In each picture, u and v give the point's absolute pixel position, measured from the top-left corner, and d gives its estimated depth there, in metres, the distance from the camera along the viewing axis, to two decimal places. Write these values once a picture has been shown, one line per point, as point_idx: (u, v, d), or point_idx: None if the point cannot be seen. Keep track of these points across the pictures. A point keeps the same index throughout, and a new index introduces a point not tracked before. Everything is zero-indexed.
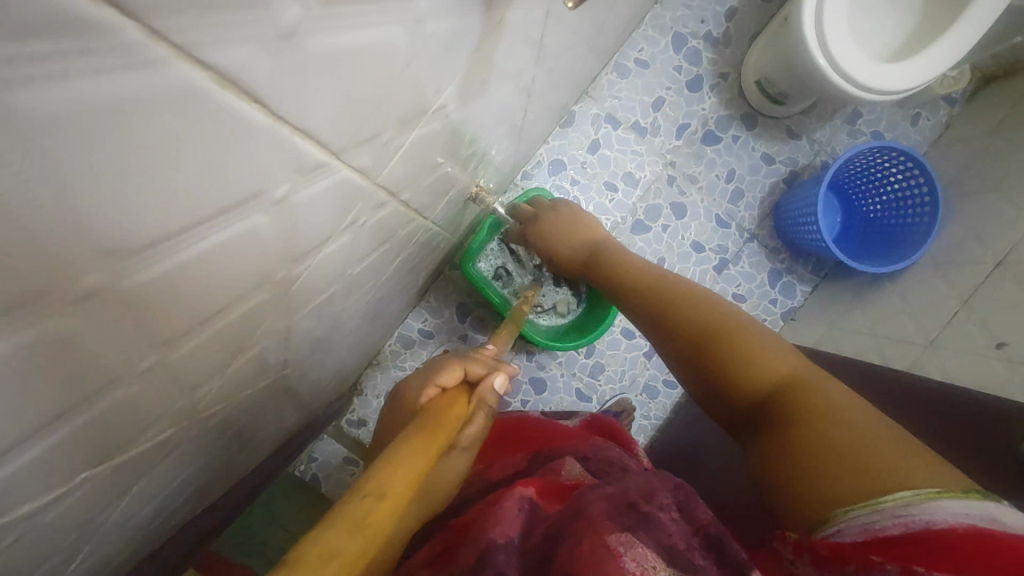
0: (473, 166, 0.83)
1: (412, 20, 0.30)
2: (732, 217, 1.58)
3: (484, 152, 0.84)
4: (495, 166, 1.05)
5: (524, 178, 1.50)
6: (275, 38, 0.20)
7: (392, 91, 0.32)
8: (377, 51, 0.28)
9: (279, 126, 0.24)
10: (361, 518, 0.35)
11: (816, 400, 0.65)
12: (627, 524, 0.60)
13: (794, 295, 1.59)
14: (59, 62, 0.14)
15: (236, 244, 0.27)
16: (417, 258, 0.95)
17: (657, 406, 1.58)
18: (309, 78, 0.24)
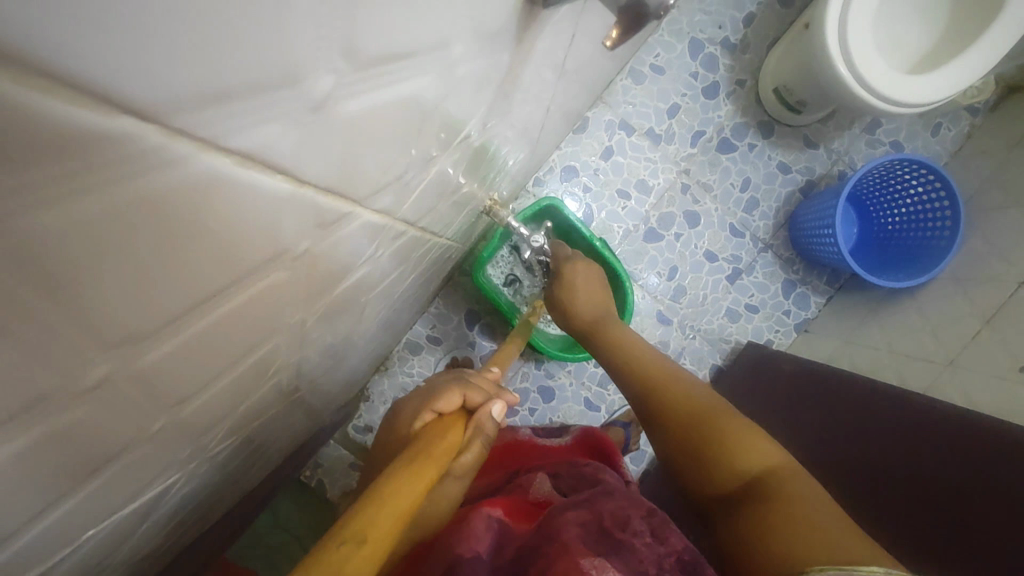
0: (489, 180, 0.82)
1: (444, 67, 0.28)
2: (746, 227, 1.56)
3: (499, 167, 0.82)
4: (510, 175, 1.04)
5: (536, 184, 1.49)
6: (304, 110, 0.19)
7: (419, 132, 0.31)
8: (407, 99, 0.27)
9: (302, 191, 0.22)
10: (337, 564, 0.34)
11: (798, 497, 0.61)
12: (601, 550, 0.60)
13: (808, 306, 1.57)
14: (72, 180, 0.13)
15: (252, 302, 0.26)
16: (429, 270, 0.93)
17: None
18: (336, 142, 0.22)
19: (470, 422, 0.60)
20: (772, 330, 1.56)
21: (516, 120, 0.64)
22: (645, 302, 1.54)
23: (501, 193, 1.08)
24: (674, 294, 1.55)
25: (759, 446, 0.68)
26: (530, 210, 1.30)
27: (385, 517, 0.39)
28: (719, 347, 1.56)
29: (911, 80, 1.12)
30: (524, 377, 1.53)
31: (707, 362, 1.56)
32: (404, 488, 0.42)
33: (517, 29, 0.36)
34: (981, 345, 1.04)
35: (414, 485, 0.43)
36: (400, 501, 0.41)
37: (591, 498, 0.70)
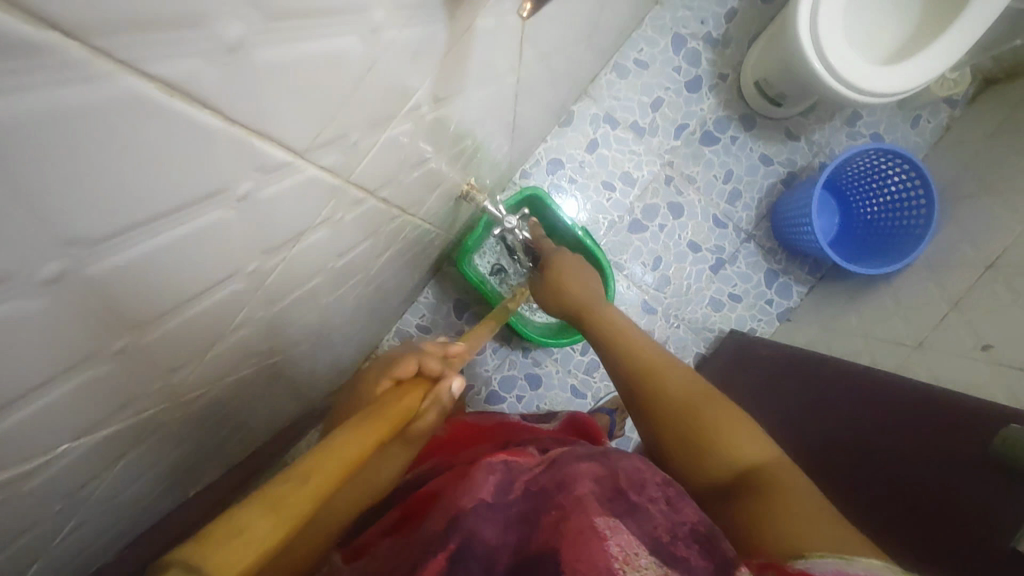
0: (464, 166, 0.85)
1: (370, 30, 0.32)
2: (729, 217, 1.59)
3: (474, 152, 0.86)
4: (491, 164, 1.07)
5: (523, 176, 1.53)
6: (221, 51, 0.23)
7: (352, 98, 0.35)
8: (335, 58, 0.31)
9: (229, 127, 0.27)
10: (280, 498, 0.36)
11: (787, 487, 0.65)
12: (617, 510, 0.61)
13: (791, 295, 1.60)
14: (20, 79, 0.16)
15: (197, 235, 0.30)
16: (409, 253, 0.97)
17: None
18: (259, 84, 0.26)
19: (427, 393, 0.63)
20: (755, 319, 1.59)
21: (483, 103, 0.67)
22: (630, 291, 1.58)
23: (482, 182, 1.11)
24: (659, 284, 1.58)
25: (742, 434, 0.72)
26: (513, 202, 1.34)
27: (332, 465, 0.41)
28: (702, 335, 1.59)
29: (878, 70, 1.15)
30: (511, 365, 1.57)
31: (691, 350, 1.59)
32: (349, 444, 0.44)
33: (455, 6, 0.39)
34: (949, 327, 1.07)
35: (359, 441, 0.45)
36: (347, 452, 0.43)
37: (607, 455, 0.71)
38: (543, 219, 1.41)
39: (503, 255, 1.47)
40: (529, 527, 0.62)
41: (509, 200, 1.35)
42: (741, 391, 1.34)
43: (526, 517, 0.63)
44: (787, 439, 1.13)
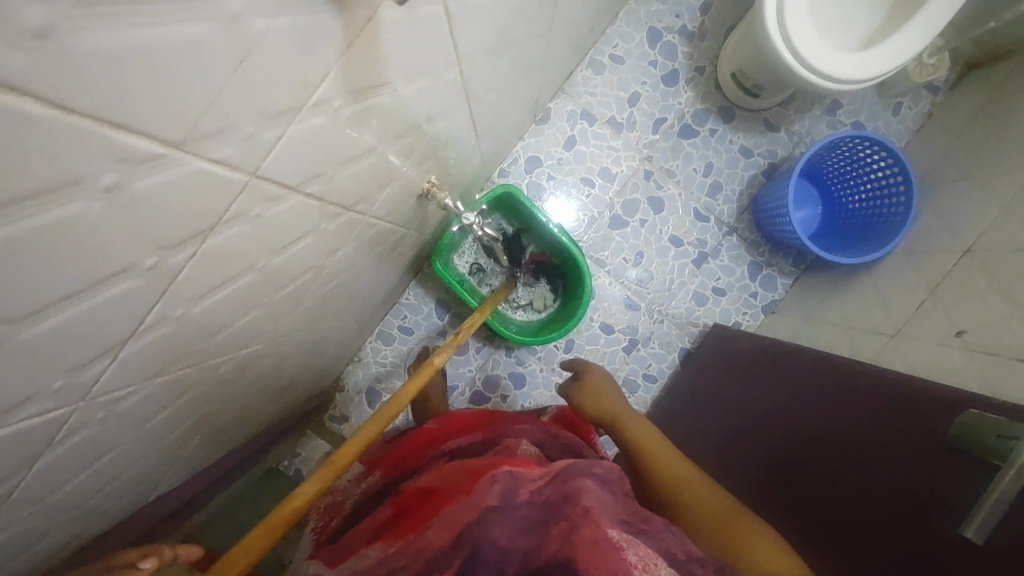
0: (421, 164, 0.86)
1: (210, 27, 0.38)
2: (711, 211, 1.58)
3: (430, 150, 0.86)
4: (457, 162, 1.07)
5: (501, 175, 1.54)
6: (25, 39, 0.27)
7: (204, 94, 0.41)
8: (170, 49, 0.36)
9: (64, 118, 0.33)
10: None
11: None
12: (630, 530, 0.74)
13: (775, 288, 1.58)
14: None
15: (64, 223, 0.37)
16: (373, 252, 0.97)
17: (637, 402, 1.58)
18: (81, 72, 0.32)
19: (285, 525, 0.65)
20: (739, 313, 1.58)
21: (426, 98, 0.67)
22: (612, 288, 1.57)
23: (450, 180, 1.11)
24: (641, 279, 1.57)
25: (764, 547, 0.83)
26: (486, 200, 1.33)
27: None
28: (687, 330, 1.58)
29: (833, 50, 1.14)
30: (495, 364, 1.57)
31: (675, 345, 1.58)
32: None
33: None
34: (925, 314, 1.05)
35: None
36: None
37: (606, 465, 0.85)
38: (519, 217, 1.41)
39: (482, 254, 1.47)
40: (544, 536, 0.71)
41: (483, 198, 1.33)
42: (725, 385, 1.34)
43: (538, 519, 0.73)
44: (764, 430, 1.12)
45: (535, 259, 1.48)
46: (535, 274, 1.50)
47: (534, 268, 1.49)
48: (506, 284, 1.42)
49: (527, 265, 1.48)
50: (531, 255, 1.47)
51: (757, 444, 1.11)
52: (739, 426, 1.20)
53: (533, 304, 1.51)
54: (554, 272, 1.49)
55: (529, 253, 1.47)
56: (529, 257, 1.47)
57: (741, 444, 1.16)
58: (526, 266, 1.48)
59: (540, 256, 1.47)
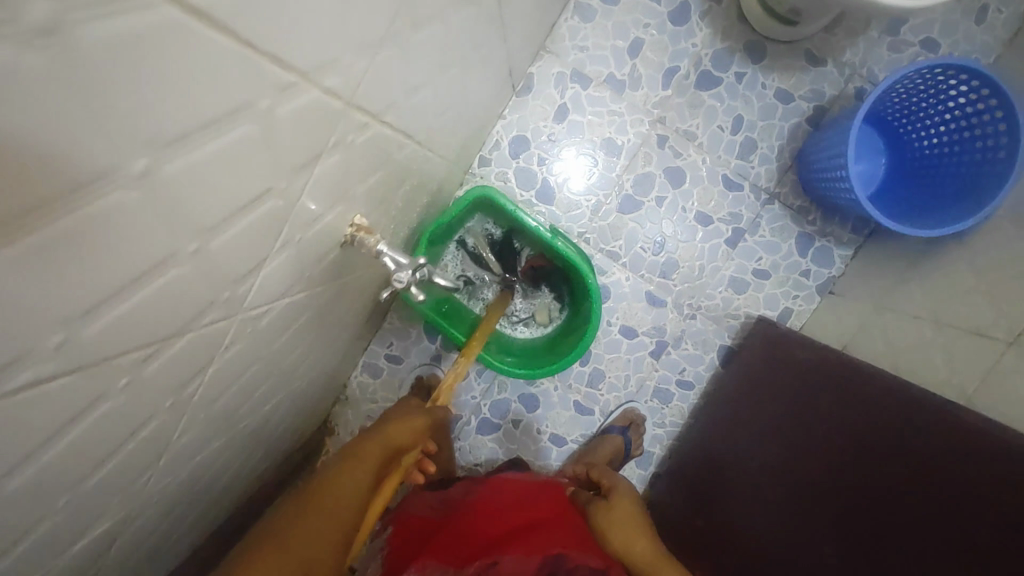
0: (336, 210, 0.61)
1: None
2: (744, 175, 1.28)
3: (349, 188, 0.61)
4: (408, 178, 0.82)
5: (482, 164, 1.29)
6: None
7: None
8: None
9: None
10: None
11: None
12: None
13: (832, 263, 1.29)
14: None
15: None
16: (306, 317, 0.75)
17: (673, 412, 1.35)
18: None
19: None
20: (789, 297, 1.31)
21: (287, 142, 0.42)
22: (631, 284, 1.32)
23: (403, 200, 0.87)
24: (664, 269, 1.31)
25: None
26: (460, 206, 1.07)
27: None
28: (726, 324, 1.32)
29: None
30: (502, 386, 1.36)
31: (713, 343, 1.32)
32: None
33: None
34: None
35: None
36: None
37: None
38: (507, 219, 1.14)
39: (469, 264, 1.22)
40: None
41: (455, 204, 1.08)
42: (770, 404, 1.08)
43: None
44: (827, 478, 0.87)
45: (533, 264, 1.22)
46: (535, 281, 1.25)
47: (532, 275, 1.24)
48: (499, 301, 1.18)
49: (525, 272, 1.23)
50: (528, 261, 1.22)
51: (819, 498, 0.87)
52: (788, 466, 0.96)
53: (537, 317, 1.26)
54: (557, 278, 1.23)
55: (525, 258, 1.21)
56: (526, 263, 1.22)
57: (796, 491, 0.92)
58: (522, 274, 1.23)
59: (539, 261, 1.21)
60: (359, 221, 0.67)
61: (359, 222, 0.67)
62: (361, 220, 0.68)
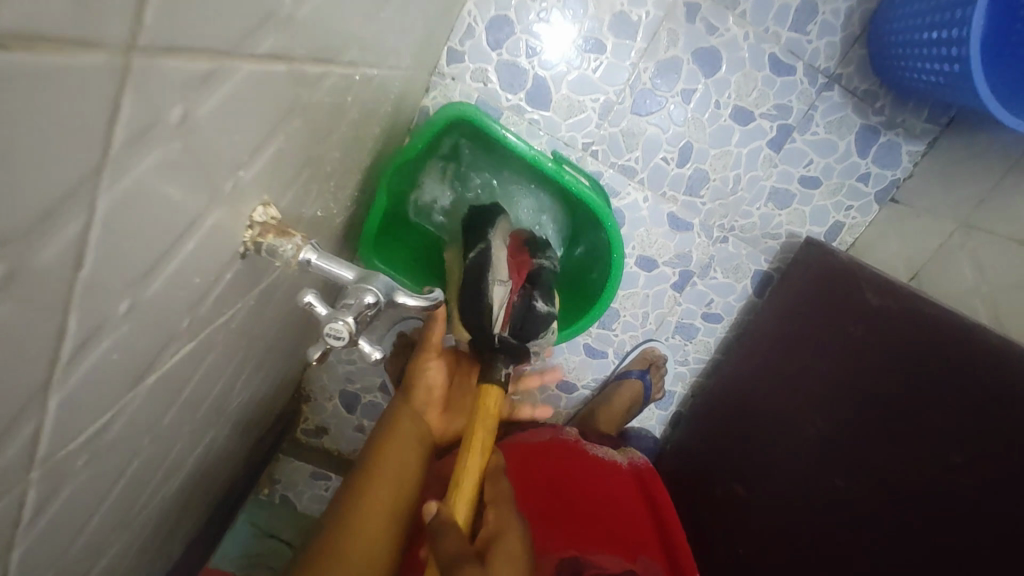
0: (218, 217, 0.35)
1: None
2: (798, 54, 0.97)
3: (235, 180, 0.35)
4: (344, 115, 0.54)
5: (452, 59, 0.99)
6: None
7: None
8: None
9: None
10: None
11: None
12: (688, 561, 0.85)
13: (897, 162, 1.04)
14: None
15: None
16: (228, 349, 0.51)
17: (698, 348, 1.18)
18: None
19: None
20: (841, 209, 1.07)
21: None
22: (649, 205, 1.06)
23: (344, 146, 0.59)
24: (690, 184, 1.05)
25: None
26: (429, 132, 0.79)
27: None
28: (762, 246, 1.09)
29: None
30: None
31: (747, 270, 1.11)
32: None
33: None
34: None
35: None
36: None
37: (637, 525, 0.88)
38: (491, 147, 0.86)
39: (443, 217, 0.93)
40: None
41: (421, 132, 0.79)
42: (825, 357, 0.88)
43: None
44: (895, 469, 0.68)
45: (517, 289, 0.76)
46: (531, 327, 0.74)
47: (527, 312, 0.74)
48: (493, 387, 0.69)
49: (512, 325, 0.73)
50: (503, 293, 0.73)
51: (885, 493, 0.69)
52: (847, 442, 0.77)
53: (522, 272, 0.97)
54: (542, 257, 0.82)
55: (502, 288, 0.73)
56: (505, 305, 0.73)
57: (856, 478, 0.74)
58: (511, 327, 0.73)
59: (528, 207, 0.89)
60: (259, 216, 0.41)
61: (263, 216, 0.41)
62: (264, 212, 0.41)
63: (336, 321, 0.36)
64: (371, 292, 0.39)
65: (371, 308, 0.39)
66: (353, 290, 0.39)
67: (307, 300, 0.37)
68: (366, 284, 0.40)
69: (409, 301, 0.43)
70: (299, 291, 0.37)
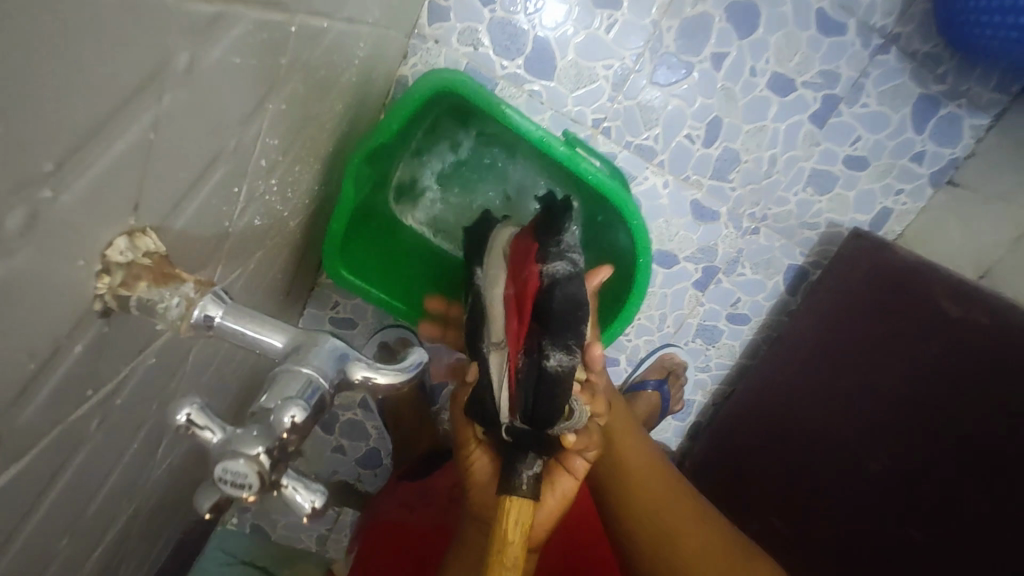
0: (16, 276, 0.20)
1: None
2: (850, 9, 0.81)
3: (36, 207, 0.19)
4: (281, 88, 0.38)
5: (436, 18, 0.82)
6: None
7: None
8: None
9: None
10: None
11: None
12: None
13: (957, 139, 0.88)
14: None
15: None
16: (130, 427, 0.36)
17: (721, 353, 1.03)
18: None
19: None
20: (890, 193, 0.92)
21: None
22: (670, 191, 0.91)
23: (287, 130, 0.43)
24: (718, 167, 0.90)
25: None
26: (408, 108, 0.62)
27: None
28: (798, 237, 0.95)
29: None
30: None
31: (780, 265, 0.97)
32: None
33: None
34: None
35: None
36: None
37: None
38: (485, 124, 0.70)
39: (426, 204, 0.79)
40: None
41: (397, 107, 0.63)
42: (881, 374, 0.74)
43: None
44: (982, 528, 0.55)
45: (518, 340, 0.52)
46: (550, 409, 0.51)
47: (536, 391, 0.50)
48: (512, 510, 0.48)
49: (522, 412, 0.51)
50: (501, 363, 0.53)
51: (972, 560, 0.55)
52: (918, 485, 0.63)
53: None
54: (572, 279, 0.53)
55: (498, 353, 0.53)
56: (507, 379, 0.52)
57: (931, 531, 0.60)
58: (522, 414, 0.51)
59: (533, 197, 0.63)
60: (121, 255, 0.25)
61: (128, 253, 0.25)
62: (131, 247, 0.25)
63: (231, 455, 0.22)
64: (298, 392, 0.25)
65: (297, 425, 0.24)
66: (271, 388, 0.25)
67: (183, 418, 0.23)
68: (293, 371, 0.26)
69: (374, 381, 0.28)
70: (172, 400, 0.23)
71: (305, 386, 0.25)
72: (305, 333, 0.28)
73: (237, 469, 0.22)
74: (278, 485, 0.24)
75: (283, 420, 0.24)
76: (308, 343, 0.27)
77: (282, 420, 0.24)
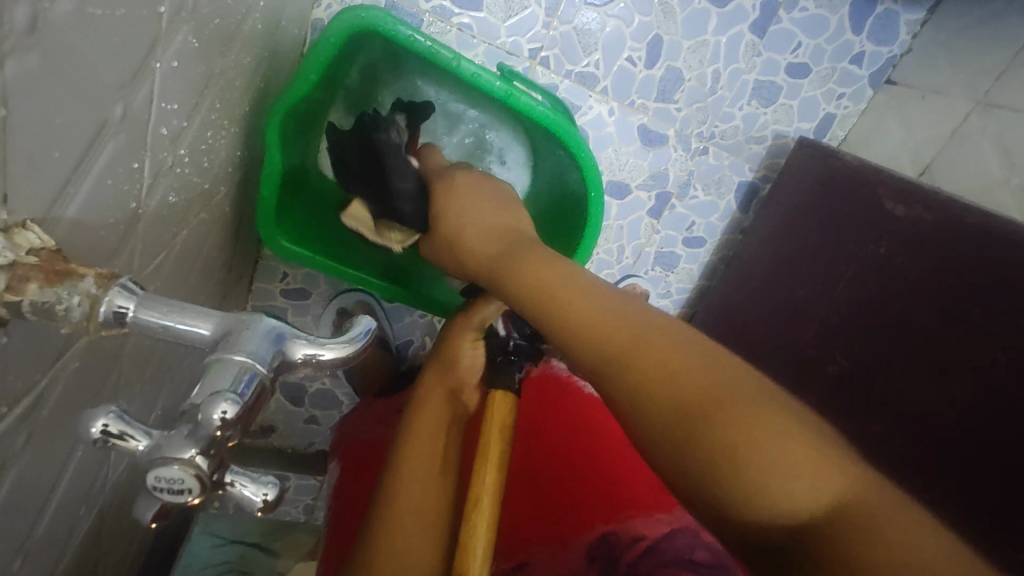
0: None
1: None
2: None
3: None
4: (169, 43, 0.33)
5: None
6: None
7: None
8: None
9: None
10: None
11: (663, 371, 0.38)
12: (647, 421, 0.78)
13: (892, 37, 0.88)
14: None
15: None
16: (64, 441, 0.34)
17: (681, 277, 1.04)
18: None
19: None
20: (832, 98, 0.92)
21: None
22: (616, 118, 0.88)
23: (187, 90, 0.38)
24: (662, 87, 0.87)
25: (803, 463, 0.32)
26: (326, 54, 0.57)
27: None
28: (746, 153, 0.95)
29: None
30: None
31: (730, 182, 0.96)
32: None
33: None
34: None
35: None
36: None
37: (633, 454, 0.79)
38: (412, 64, 0.65)
39: None
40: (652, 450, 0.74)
41: (314, 52, 0.57)
42: (835, 280, 0.76)
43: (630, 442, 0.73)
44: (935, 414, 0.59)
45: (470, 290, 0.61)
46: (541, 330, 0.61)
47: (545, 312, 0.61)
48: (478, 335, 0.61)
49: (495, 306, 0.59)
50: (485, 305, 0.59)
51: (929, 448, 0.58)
52: (873, 380, 0.66)
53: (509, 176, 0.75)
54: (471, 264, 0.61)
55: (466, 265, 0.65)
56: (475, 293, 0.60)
57: (889, 423, 0.63)
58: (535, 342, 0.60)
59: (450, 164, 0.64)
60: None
61: (6, 252, 0.21)
62: (9, 246, 0.22)
63: (161, 462, 0.21)
64: (229, 378, 0.23)
65: (231, 417, 0.22)
66: (200, 384, 0.23)
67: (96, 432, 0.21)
68: (225, 360, 0.23)
69: (320, 359, 0.26)
70: (83, 414, 0.21)
71: (239, 372, 0.23)
72: (234, 317, 0.25)
73: (171, 475, 0.21)
74: (221, 483, 0.24)
75: (213, 417, 0.22)
76: (238, 326, 0.25)
77: (212, 415, 0.22)
